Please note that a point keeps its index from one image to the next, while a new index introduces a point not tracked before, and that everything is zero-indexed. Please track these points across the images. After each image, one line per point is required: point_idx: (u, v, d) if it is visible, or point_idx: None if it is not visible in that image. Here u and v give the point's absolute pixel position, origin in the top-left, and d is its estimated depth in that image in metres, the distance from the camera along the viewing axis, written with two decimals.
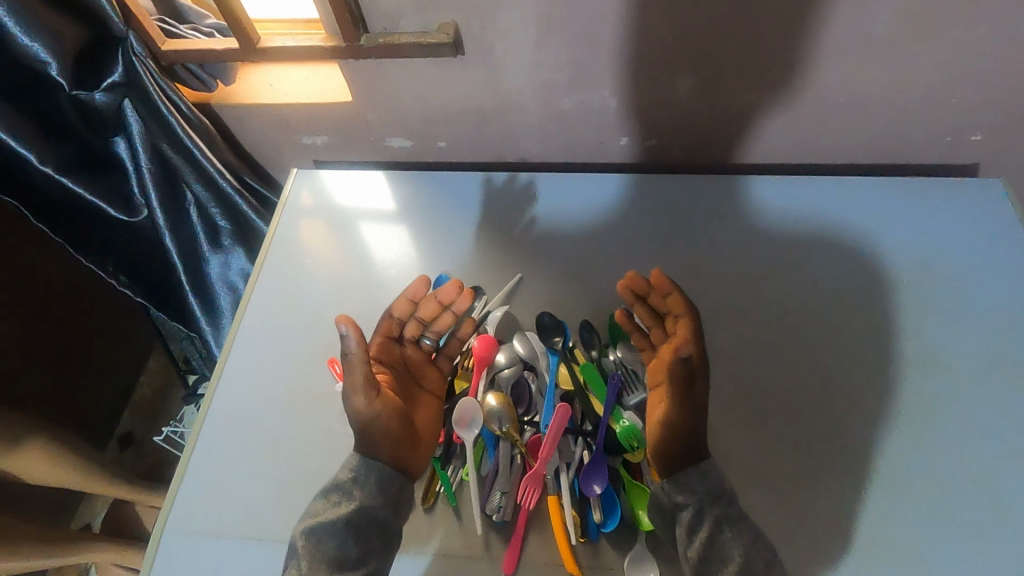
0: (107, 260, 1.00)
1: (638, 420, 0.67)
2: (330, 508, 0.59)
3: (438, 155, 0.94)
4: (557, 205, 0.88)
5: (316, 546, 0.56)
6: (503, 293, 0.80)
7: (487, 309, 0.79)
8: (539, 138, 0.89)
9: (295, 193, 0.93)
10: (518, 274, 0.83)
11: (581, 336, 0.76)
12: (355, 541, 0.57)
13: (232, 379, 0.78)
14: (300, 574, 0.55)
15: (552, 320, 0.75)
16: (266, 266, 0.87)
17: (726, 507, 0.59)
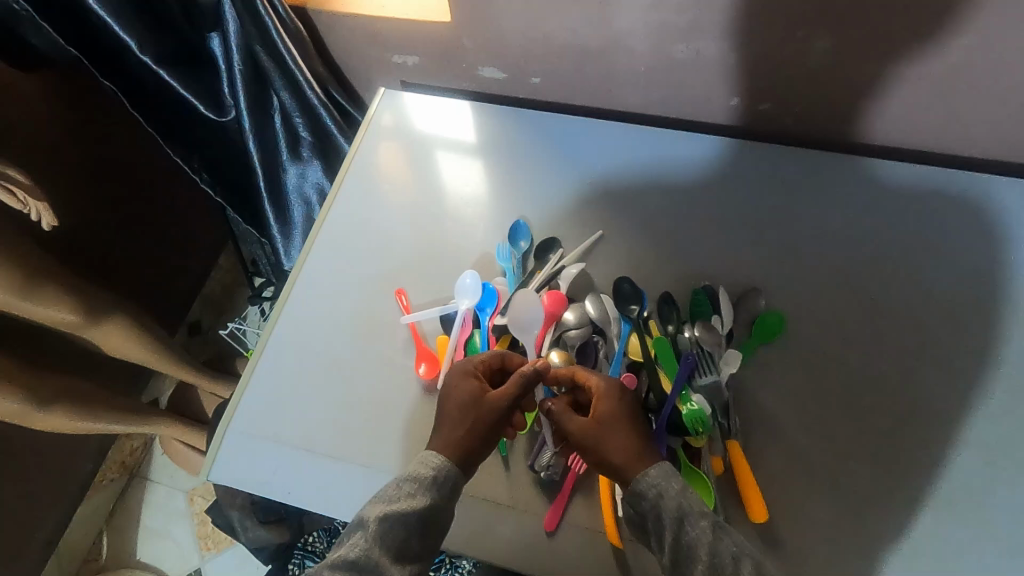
0: (193, 152, 1.02)
1: (707, 404, 0.63)
2: (406, 498, 0.57)
3: (530, 92, 0.89)
4: (648, 162, 0.82)
5: (385, 534, 0.55)
6: (581, 249, 0.77)
7: (562, 264, 0.76)
8: (642, 86, 0.82)
9: (378, 115, 0.90)
10: (600, 230, 0.79)
11: (660, 310, 0.72)
12: (416, 539, 0.56)
13: (300, 296, 0.79)
14: (363, 555, 0.54)
15: (632, 287, 0.72)
16: (344, 186, 0.86)
17: (684, 501, 0.55)
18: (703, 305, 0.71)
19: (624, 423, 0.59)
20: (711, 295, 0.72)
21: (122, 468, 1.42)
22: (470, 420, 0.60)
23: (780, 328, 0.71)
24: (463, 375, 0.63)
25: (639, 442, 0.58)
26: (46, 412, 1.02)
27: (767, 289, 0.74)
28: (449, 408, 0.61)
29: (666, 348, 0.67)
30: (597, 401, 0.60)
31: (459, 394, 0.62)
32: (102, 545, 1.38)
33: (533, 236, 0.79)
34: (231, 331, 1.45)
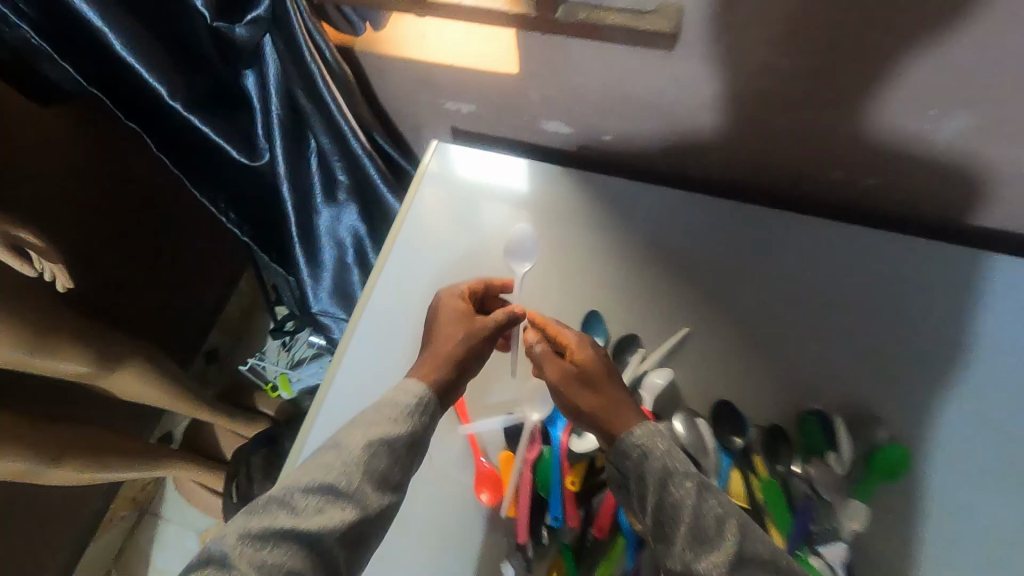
0: (220, 192, 0.94)
1: (827, 567, 0.60)
2: (390, 423, 0.54)
3: (594, 150, 0.81)
4: (720, 246, 0.77)
5: (368, 458, 0.52)
6: (662, 352, 0.72)
7: (644, 371, 0.71)
8: (726, 152, 0.74)
9: (430, 175, 0.83)
10: (684, 326, 0.74)
11: (765, 444, 0.68)
12: (399, 467, 0.53)
13: (349, 382, 0.72)
14: (346, 480, 0.50)
15: (736, 414, 0.69)
16: (388, 260, 0.79)
17: (671, 462, 0.53)
18: (815, 439, 0.67)
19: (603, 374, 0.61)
20: (829, 430, 0.68)
21: (132, 505, 1.35)
22: (454, 342, 0.63)
23: (903, 467, 0.65)
24: (450, 299, 0.68)
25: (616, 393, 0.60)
26: (56, 466, 0.94)
27: (843, 395, 0.70)
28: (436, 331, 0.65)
29: (776, 493, 0.63)
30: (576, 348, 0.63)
31: (447, 318, 0.65)
32: None
33: (608, 331, 0.74)
34: (251, 366, 1.39)
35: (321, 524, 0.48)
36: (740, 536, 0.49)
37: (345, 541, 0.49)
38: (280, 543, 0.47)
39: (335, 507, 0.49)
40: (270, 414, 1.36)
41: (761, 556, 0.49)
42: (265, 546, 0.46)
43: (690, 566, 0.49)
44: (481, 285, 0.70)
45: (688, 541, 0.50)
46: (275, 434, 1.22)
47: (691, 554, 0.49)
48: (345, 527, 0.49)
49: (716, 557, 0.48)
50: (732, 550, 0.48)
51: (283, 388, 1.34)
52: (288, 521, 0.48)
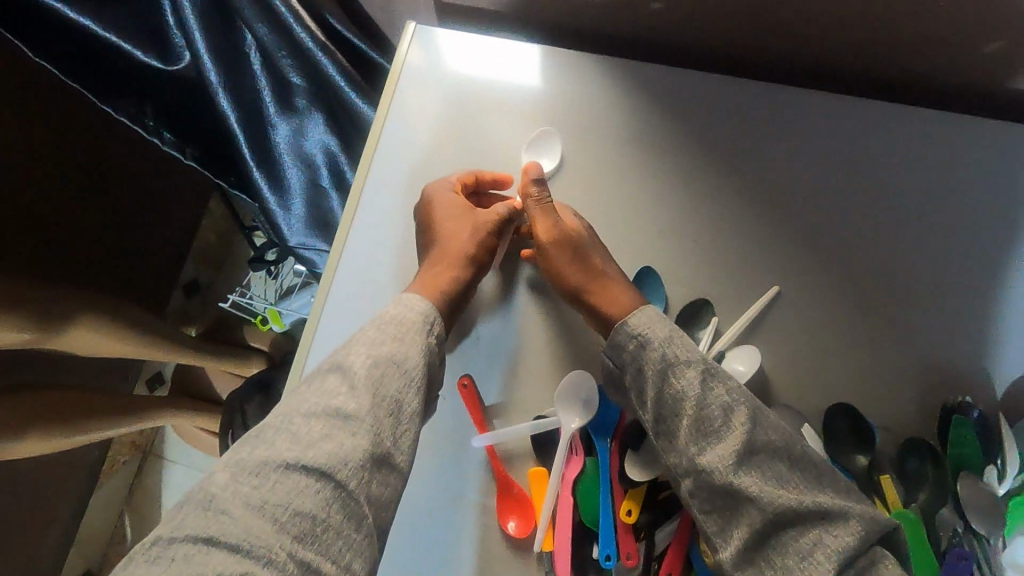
0: (144, 109, 0.72)
1: None
2: (398, 340, 0.45)
3: (639, 22, 0.59)
4: (816, 157, 0.56)
5: (376, 378, 0.43)
6: (744, 322, 0.52)
7: (717, 350, 0.52)
8: (829, 20, 0.52)
9: (410, 68, 0.61)
10: (775, 287, 0.54)
11: (902, 462, 0.51)
12: (415, 391, 0.44)
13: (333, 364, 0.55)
14: (353, 404, 0.41)
15: (858, 421, 0.51)
16: (365, 194, 0.59)
17: (670, 349, 0.45)
18: (967, 447, 0.48)
19: (596, 247, 0.52)
20: (983, 433, 0.49)
21: (133, 450, 1.28)
22: (461, 246, 0.53)
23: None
24: (444, 190, 0.55)
25: (609, 269, 0.52)
26: (27, 437, 0.86)
27: (982, 355, 0.52)
28: (435, 233, 0.54)
29: (919, 536, 0.46)
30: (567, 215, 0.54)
31: (448, 214, 0.54)
32: (125, 529, 1.28)
33: (669, 296, 0.54)
34: (234, 302, 1.20)
35: (333, 453, 0.39)
36: (750, 425, 0.42)
37: (365, 476, 0.39)
38: (287, 474, 0.38)
39: (343, 435, 0.40)
40: (264, 350, 1.20)
41: (772, 443, 0.43)
42: (268, 480, 0.38)
43: (693, 461, 0.43)
44: (474, 178, 0.56)
45: (690, 434, 0.43)
46: (267, 380, 1.09)
47: (695, 448, 0.43)
48: (361, 460, 0.39)
49: (723, 448, 0.42)
50: (739, 441, 0.42)
51: (273, 323, 1.13)
52: (291, 451, 0.39)
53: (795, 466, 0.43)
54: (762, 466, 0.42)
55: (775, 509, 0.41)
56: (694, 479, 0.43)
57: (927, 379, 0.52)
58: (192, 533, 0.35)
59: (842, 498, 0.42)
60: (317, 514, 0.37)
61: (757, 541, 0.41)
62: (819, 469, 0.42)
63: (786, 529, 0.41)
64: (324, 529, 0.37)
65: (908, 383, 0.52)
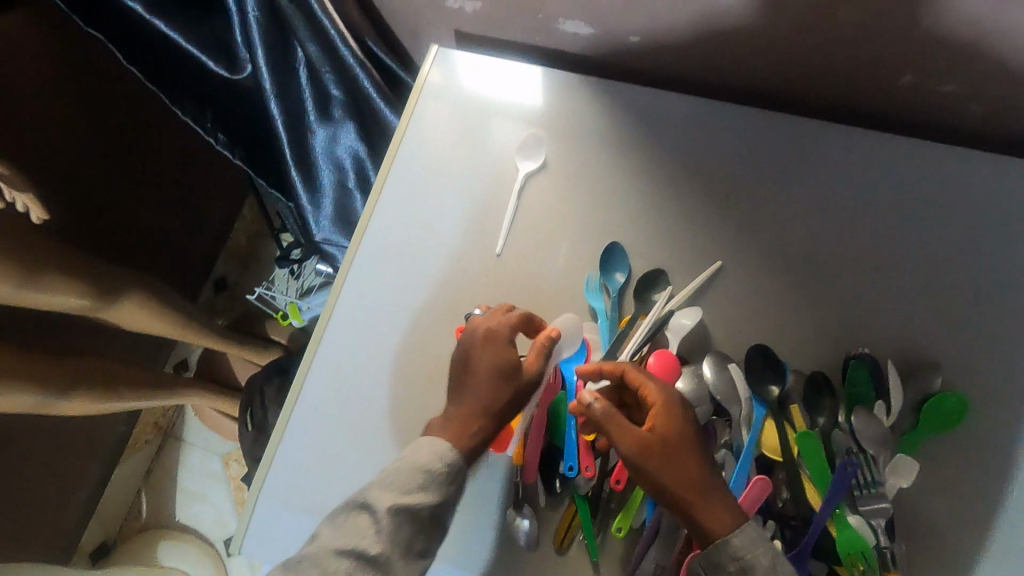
0: (205, 113, 0.86)
1: (867, 529, 0.52)
2: (421, 491, 0.49)
3: (627, 51, 0.70)
4: (767, 164, 0.66)
5: (394, 529, 0.47)
6: (692, 288, 0.62)
7: (669, 308, 0.61)
8: (771, 56, 0.63)
9: (431, 83, 0.73)
10: (718, 261, 0.64)
11: (813, 403, 0.59)
12: (430, 535, 0.49)
13: (352, 316, 0.68)
14: (376, 549, 0.46)
15: (775, 360, 0.58)
16: (387, 185, 0.72)
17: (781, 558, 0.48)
18: (859, 384, 0.57)
19: (692, 443, 0.50)
20: (877, 373, 0.58)
21: (155, 430, 1.38)
22: (494, 405, 0.52)
23: (959, 417, 0.57)
24: (499, 341, 0.54)
25: (705, 472, 0.49)
26: (69, 398, 0.96)
27: (908, 334, 0.61)
28: (470, 386, 0.53)
29: (816, 451, 0.54)
30: (658, 412, 0.50)
31: (489, 372, 0.53)
32: (141, 505, 1.37)
33: (632, 267, 0.65)
34: (259, 295, 1.32)
35: None
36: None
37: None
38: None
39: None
40: (281, 343, 1.30)
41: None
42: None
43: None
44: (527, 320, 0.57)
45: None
46: (285, 364, 1.18)
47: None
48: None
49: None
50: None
51: (294, 317, 1.24)
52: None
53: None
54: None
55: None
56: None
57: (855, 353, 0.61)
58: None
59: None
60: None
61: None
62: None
63: None
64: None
65: (836, 355, 0.61)
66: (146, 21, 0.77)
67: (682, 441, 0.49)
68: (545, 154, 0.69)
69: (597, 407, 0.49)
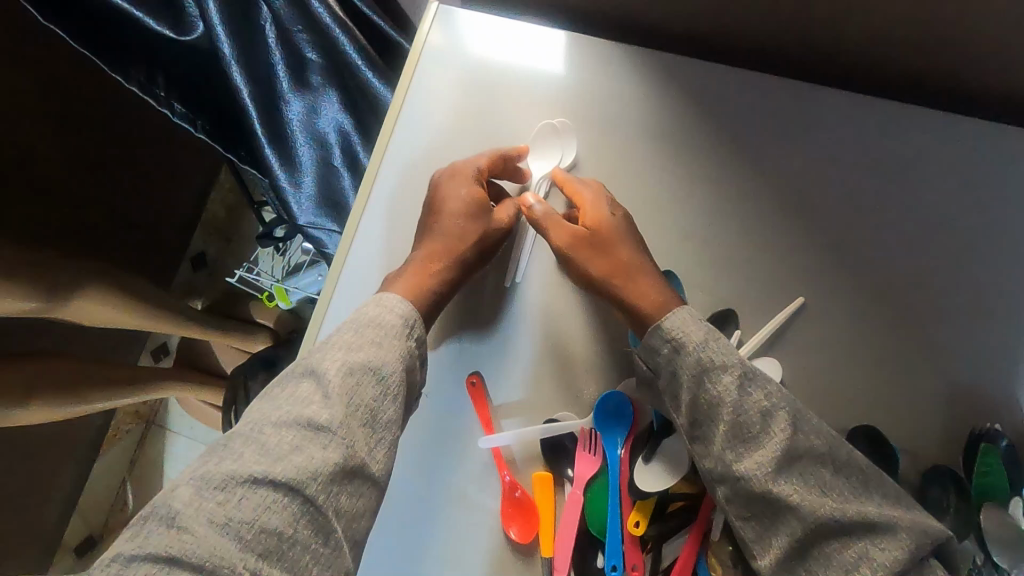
0: (155, 79, 0.70)
1: None
2: (373, 346, 0.43)
3: (678, 15, 0.55)
4: (847, 164, 0.53)
5: (350, 388, 0.41)
6: (765, 333, 0.51)
7: None
8: (866, 27, 0.49)
9: (431, 48, 0.58)
10: (800, 299, 0.52)
11: (923, 488, 0.50)
12: (393, 400, 0.43)
13: None
14: (325, 415, 0.40)
15: (881, 440, 0.49)
16: (380, 178, 0.58)
17: (705, 352, 0.44)
18: (995, 476, 0.47)
19: (623, 235, 0.51)
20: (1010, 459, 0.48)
21: (137, 419, 1.29)
22: (457, 245, 0.51)
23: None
24: (466, 176, 0.53)
25: (634, 256, 0.50)
26: (25, 407, 0.86)
27: (1011, 380, 0.51)
28: (437, 225, 0.52)
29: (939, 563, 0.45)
30: (588, 210, 0.52)
31: (456, 208, 0.52)
32: (126, 495, 1.29)
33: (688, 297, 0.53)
34: (241, 278, 1.19)
35: (302, 467, 0.38)
36: (792, 429, 0.41)
37: (337, 486, 0.39)
38: (254, 489, 0.37)
39: (316, 445, 0.39)
40: (270, 326, 1.18)
41: (815, 448, 0.41)
42: (233, 497, 0.37)
43: (730, 466, 0.42)
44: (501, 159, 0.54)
45: (727, 439, 0.42)
46: (271, 357, 1.08)
47: (731, 454, 0.42)
48: (332, 471, 0.38)
49: (762, 455, 0.41)
50: (781, 446, 0.41)
51: (280, 300, 1.13)
52: (259, 464, 0.38)
53: (838, 472, 0.41)
54: (805, 472, 0.41)
55: (816, 520, 0.40)
56: (729, 484, 0.42)
57: (945, 398, 0.51)
58: (155, 552, 0.35)
59: (893, 507, 0.41)
60: (283, 531, 0.37)
61: (798, 550, 0.41)
62: (866, 475, 0.41)
63: (830, 542, 0.40)
64: (291, 544, 0.37)
65: (923, 402, 0.51)
66: None
67: (617, 239, 0.51)
68: (575, 145, 0.56)
69: (539, 209, 0.52)
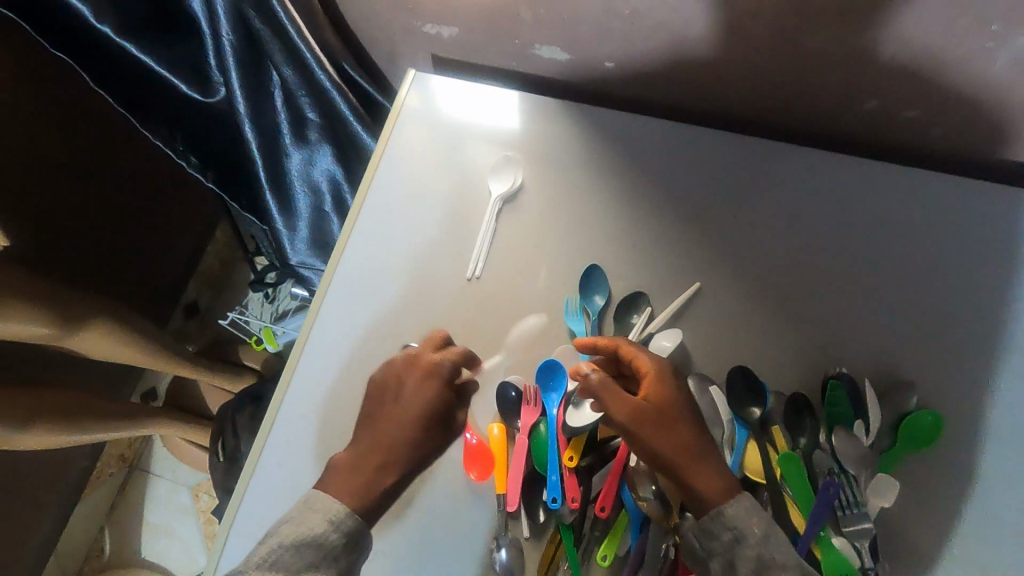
0: (177, 135, 0.85)
1: (850, 551, 0.52)
2: (309, 572, 0.43)
3: (610, 76, 0.70)
4: (738, 187, 0.67)
5: None
6: (673, 310, 0.63)
7: (649, 331, 0.62)
8: (738, 85, 0.65)
9: (409, 107, 0.73)
10: (695, 282, 0.65)
11: (788, 417, 0.59)
12: None
13: (329, 337, 0.67)
14: None
15: (754, 381, 0.59)
16: (364, 209, 0.71)
17: (764, 548, 0.46)
18: (840, 405, 0.57)
19: (683, 418, 0.52)
20: (854, 391, 0.58)
21: (120, 463, 1.32)
22: (402, 433, 0.52)
23: (936, 434, 0.58)
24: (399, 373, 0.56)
25: (693, 439, 0.51)
26: (26, 432, 0.92)
27: (882, 355, 0.62)
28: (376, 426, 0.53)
29: (797, 470, 0.54)
30: (649, 385, 0.53)
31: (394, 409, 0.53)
32: (104, 542, 1.31)
33: (611, 290, 0.65)
34: (231, 321, 1.28)
35: None
36: None
37: None
38: None
39: None
40: (256, 369, 1.26)
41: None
42: None
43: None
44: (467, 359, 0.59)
45: None
46: (258, 391, 1.15)
47: None
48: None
49: None
50: None
51: (267, 343, 1.19)
52: None
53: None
54: None
55: None
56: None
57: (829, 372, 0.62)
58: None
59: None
60: None
61: None
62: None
63: None
64: None
65: (812, 375, 0.62)
66: (112, 46, 0.76)
67: (679, 424, 0.51)
68: (523, 177, 0.70)
69: (593, 377, 0.52)
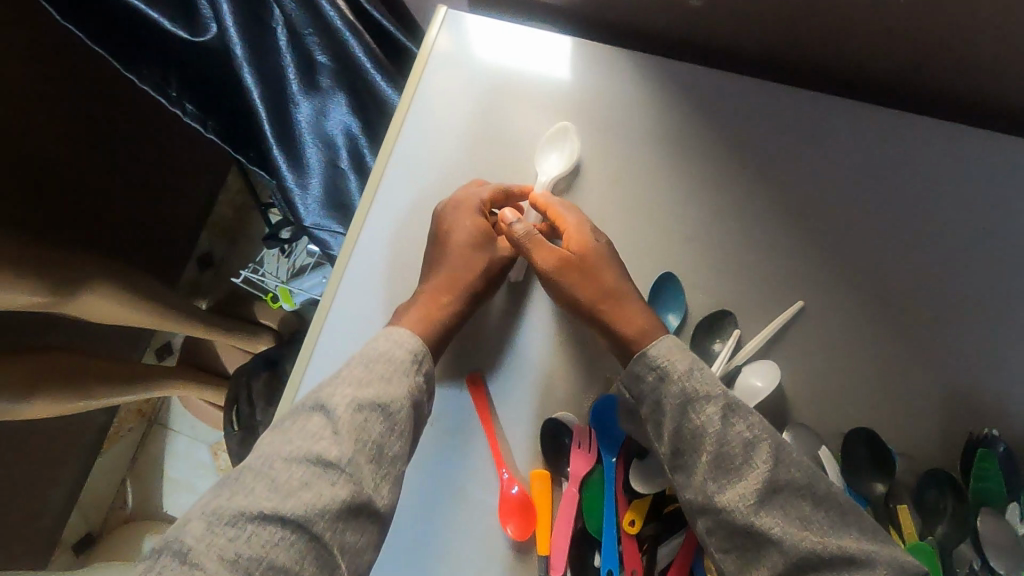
0: (169, 79, 0.72)
1: None
2: (383, 384, 0.44)
3: (689, 21, 0.56)
4: (838, 173, 0.55)
5: (357, 425, 0.42)
6: (766, 337, 0.52)
7: (736, 363, 0.52)
8: (861, 39, 0.51)
9: (438, 52, 0.59)
10: (801, 302, 0.53)
11: (920, 491, 0.50)
12: (399, 436, 0.43)
13: (344, 339, 0.55)
14: (336, 450, 0.40)
15: (879, 447, 0.50)
16: (385, 179, 0.58)
17: (689, 383, 0.44)
18: (992, 485, 0.48)
19: (608, 263, 0.51)
20: (1009, 470, 0.49)
21: (139, 417, 1.29)
22: (465, 275, 0.52)
23: None
24: (469, 208, 0.53)
25: (622, 284, 0.51)
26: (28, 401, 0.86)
27: (994, 385, 0.52)
28: (443, 257, 0.53)
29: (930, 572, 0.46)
30: (573, 234, 0.51)
31: (460, 241, 0.53)
32: (126, 495, 1.30)
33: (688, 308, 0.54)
34: (246, 278, 1.19)
35: (310, 505, 0.38)
36: (773, 463, 0.42)
37: (342, 527, 0.39)
38: (262, 526, 0.38)
39: (327, 491, 0.39)
40: (274, 328, 1.17)
41: (795, 480, 0.42)
42: (243, 533, 0.37)
43: (711, 497, 0.42)
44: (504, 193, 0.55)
45: (710, 470, 0.42)
46: (275, 356, 1.08)
47: (714, 484, 0.42)
48: (339, 509, 0.39)
49: (743, 487, 0.41)
50: (762, 478, 0.41)
51: (285, 301, 1.12)
52: (267, 501, 0.38)
53: (818, 504, 0.42)
54: (785, 504, 0.41)
55: (797, 552, 0.40)
56: (710, 515, 0.42)
57: (933, 402, 0.52)
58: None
59: (871, 543, 0.41)
60: (291, 568, 0.37)
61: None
62: (845, 509, 0.42)
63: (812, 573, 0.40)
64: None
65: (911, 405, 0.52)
66: None
67: (602, 270, 0.51)
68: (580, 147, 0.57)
69: (519, 228, 0.51)
